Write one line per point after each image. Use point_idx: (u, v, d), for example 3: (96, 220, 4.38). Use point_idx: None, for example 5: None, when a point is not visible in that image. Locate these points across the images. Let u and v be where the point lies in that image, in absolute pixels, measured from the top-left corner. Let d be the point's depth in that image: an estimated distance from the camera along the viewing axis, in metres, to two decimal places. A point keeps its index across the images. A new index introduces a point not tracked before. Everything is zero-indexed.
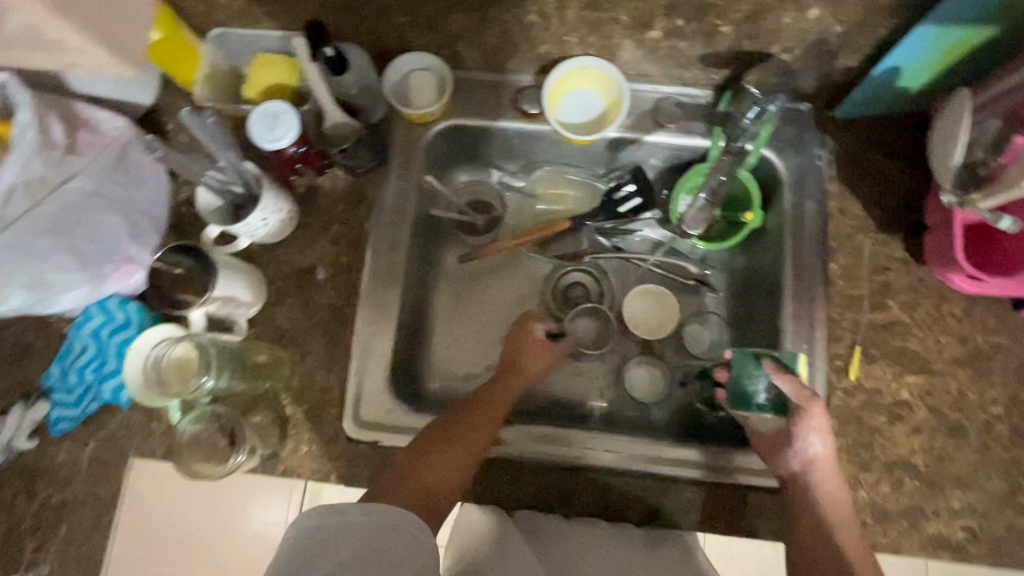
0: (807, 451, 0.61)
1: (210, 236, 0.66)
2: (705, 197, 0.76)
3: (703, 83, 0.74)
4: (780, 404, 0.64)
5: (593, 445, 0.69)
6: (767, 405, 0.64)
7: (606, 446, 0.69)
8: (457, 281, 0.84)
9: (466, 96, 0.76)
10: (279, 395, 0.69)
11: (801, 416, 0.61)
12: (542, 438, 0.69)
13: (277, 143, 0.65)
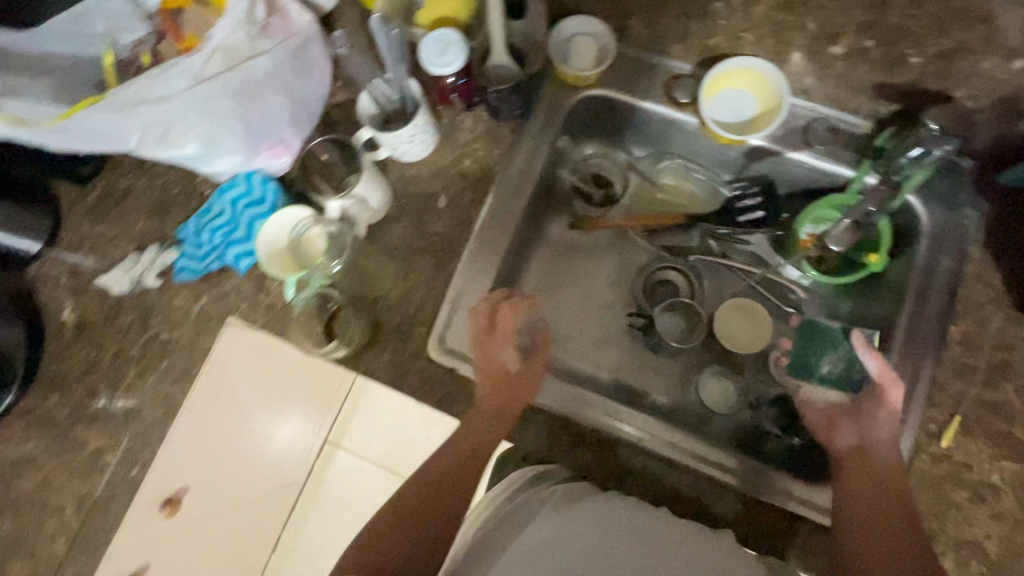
0: (869, 427, 0.64)
1: (360, 138, 0.70)
2: (850, 221, 0.71)
3: (865, 113, 0.71)
4: (840, 382, 0.71)
5: (625, 417, 0.70)
6: (827, 380, 0.72)
7: (636, 421, 0.69)
8: (557, 248, 0.86)
9: (622, 69, 0.76)
10: (377, 301, 0.73)
11: (879, 397, 0.64)
12: (573, 399, 0.71)
13: (443, 69, 0.68)
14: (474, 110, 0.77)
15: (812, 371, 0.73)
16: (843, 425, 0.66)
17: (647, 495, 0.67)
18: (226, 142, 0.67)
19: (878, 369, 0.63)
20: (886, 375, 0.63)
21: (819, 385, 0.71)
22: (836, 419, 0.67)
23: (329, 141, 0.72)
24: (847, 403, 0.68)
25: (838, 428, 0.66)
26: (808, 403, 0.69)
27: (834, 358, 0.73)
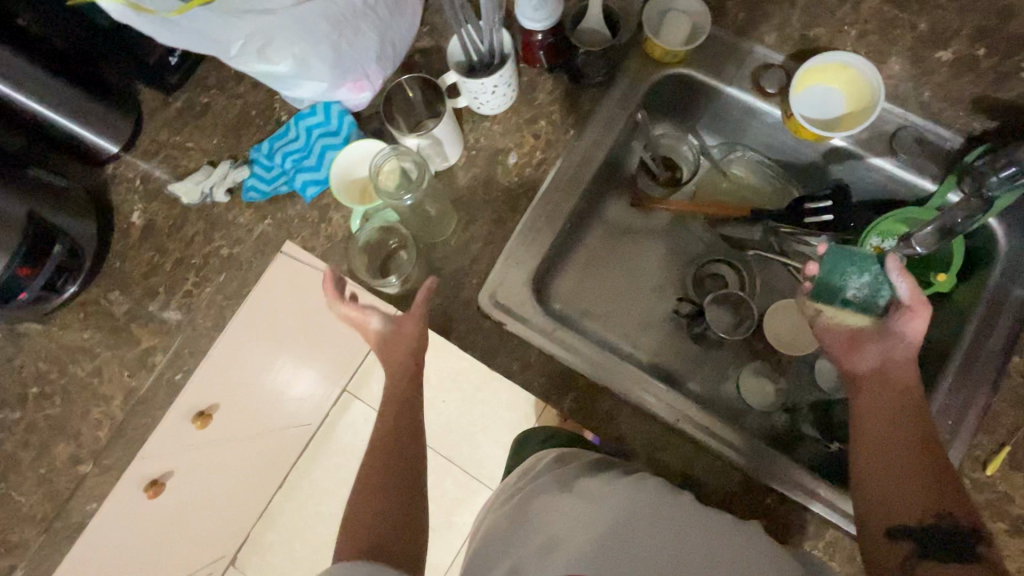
0: (891, 346, 0.65)
1: (445, 82, 0.70)
2: (933, 230, 0.67)
3: (958, 127, 0.69)
4: (867, 304, 0.68)
5: (645, 387, 0.70)
6: (853, 304, 0.68)
7: (653, 392, 0.70)
8: (613, 226, 0.86)
9: (712, 51, 0.75)
10: (435, 247, 0.74)
11: (905, 313, 0.64)
12: (592, 360, 0.71)
13: (534, 24, 0.68)
14: (556, 73, 0.77)
15: (837, 296, 0.69)
16: (866, 346, 0.66)
17: (675, 475, 0.67)
18: (316, 66, 0.68)
19: (909, 292, 0.63)
20: (916, 298, 0.63)
21: (842, 310, 0.68)
22: (858, 344, 0.66)
23: (417, 78, 0.72)
24: (869, 327, 0.67)
25: (859, 350, 0.66)
26: (827, 330, 0.69)
27: (861, 282, 0.68)
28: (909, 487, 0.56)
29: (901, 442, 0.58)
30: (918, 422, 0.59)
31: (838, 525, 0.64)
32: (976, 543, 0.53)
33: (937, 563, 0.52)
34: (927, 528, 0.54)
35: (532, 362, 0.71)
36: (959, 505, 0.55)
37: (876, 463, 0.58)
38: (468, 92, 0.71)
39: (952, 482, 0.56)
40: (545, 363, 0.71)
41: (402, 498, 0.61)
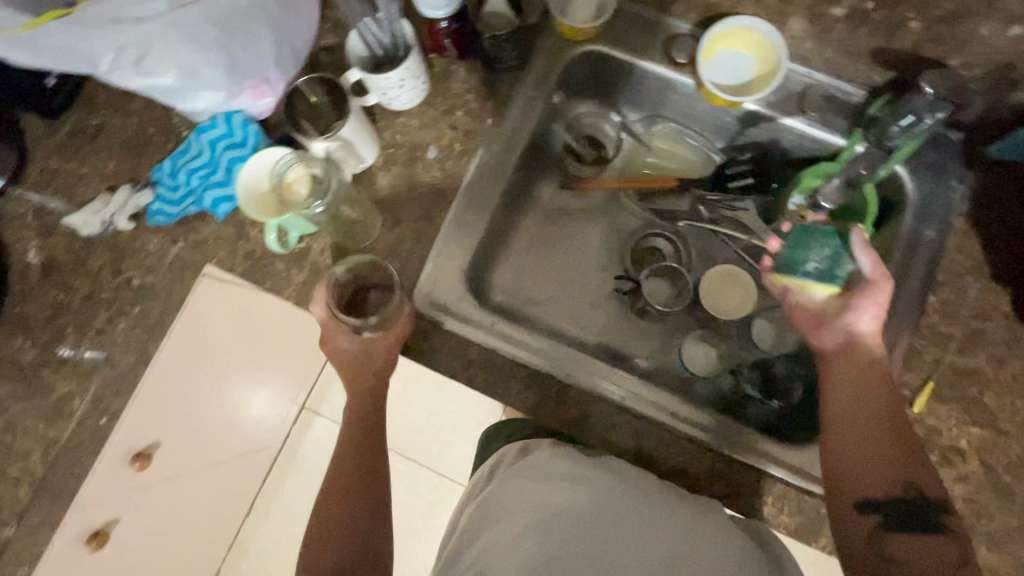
0: (857, 328, 0.64)
1: (348, 79, 0.66)
2: (840, 181, 0.72)
3: (861, 82, 0.71)
4: (828, 276, 0.66)
5: (606, 377, 0.70)
6: (814, 275, 0.67)
7: (617, 382, 0.69)
8: (545, 212, 0.85)
9: (620, 25, 0.75)
10: (361, 251, 0.71)
11: (869, 289, 0.63)
12: (555, 357, 0.70)
13: (435, 12, 0.66)
14: (468, 59, 0.75)
15: (798, 268, 0.68)
16: (830, 323, 0.66)
17: (627, 454, 0.67)
18: (208, 75, 0.64)
19: (871, 265, 0.63)
20: (878, 271, 0.63)
21: (805, 280, 0.67)
22: (823, 322, 0.67)
23: (317, 78, 0.67)
24: (833, 304, 0.67)
25: (825, 328, 0.67)
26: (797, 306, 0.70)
27: (822, 256, 0.67)
28: (879, 463, 0.59)
29: (873, 420, 0.61)
30: (889, 399, 0.61)
31: (787, 481, 0.66)
32: (938, 514, 0.57)
33: (902, 533, 0.57)
34: (894, 500, 0.58)
35: (475, 359, 0.69)
36: (924, 478, 0.58)
37: (851, 443, 0.60)
38: (375, 87, 0.68)
39: (919, 456, 0.59)
40: (488, 359, 0.69)
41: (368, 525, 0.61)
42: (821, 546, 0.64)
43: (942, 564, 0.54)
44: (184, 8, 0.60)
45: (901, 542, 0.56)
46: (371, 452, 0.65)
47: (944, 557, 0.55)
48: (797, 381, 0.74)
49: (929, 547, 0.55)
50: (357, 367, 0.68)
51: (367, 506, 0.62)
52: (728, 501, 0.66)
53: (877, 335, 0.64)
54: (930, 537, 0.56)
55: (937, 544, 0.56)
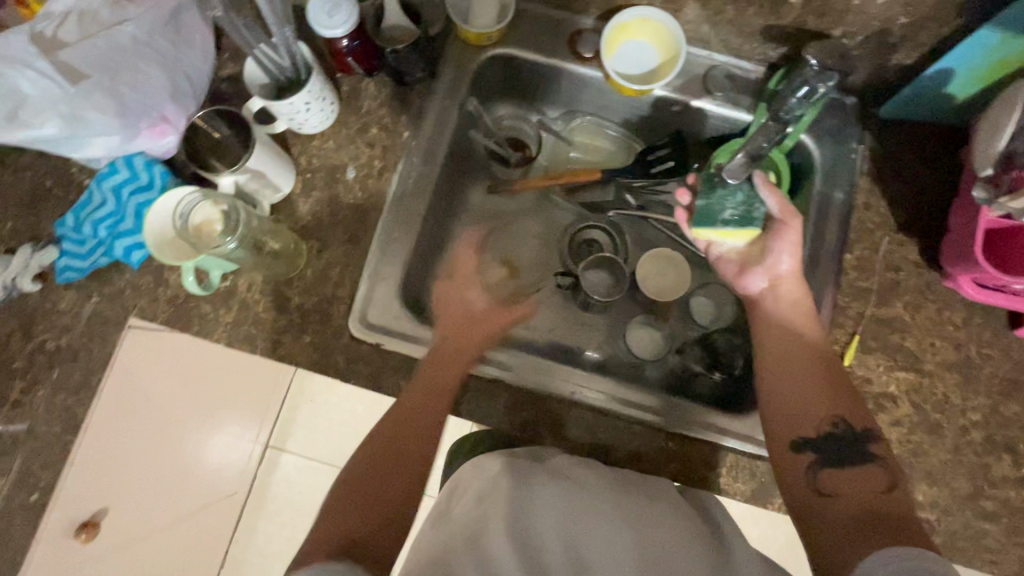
0: (775, 268, 0.70)
1: (252, 108, 0.66)
2: (742, 155, 0.68)
3: (758, 59, 0.75)
4: (744, 220, 0.69)
5: (579, 382, 0.71)
6: (732, 222, 0.69)
7: (593, 386, 0.70)
8: (478, 217, 0.85)
9: (523, 27, 0.75)
10: (289, 282, 0.69)
11: (780, 229, 0.69)
12: (535, 367, 0.71)
13: (332, 31, 0.65)
14: (375, 75, 0.74)
15: (717, 219, 0.70)
16: (753, 270, 0.71)
17: (584, 448, 0.68)
18: (92, 119, 0.61)
19: (777, 204, 0.68)
20: (784, 209, 0.68)
21: (726, 229, 0.69)
22: (746, 268, 0.72)
23: (213, 112, 0.66)
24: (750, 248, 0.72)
25: (747, 274, 0.72)
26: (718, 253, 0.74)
27: (736, 202, 0.70)
28: (809, 398, 0.62)
29: (801, 357, 0.65)
30: (813, 335, 0.66)
31: (736, 449, 0.68)
32: (869, 445, 0.58)
33: (834, 467, 0.58)
34: (825, 434, 0.59)
35: None
36: (854, 412, 0.60)
37: (783, 382, 0.64)
38: (282, 113, 0.66)
39: (849, 391, 0.62)
40: None
41: (381, 500, 0.54)
42: (777, 508, 0.66)
43: (871, 492, 0.55)
44: (55, 55, 0.60)
45: (836, 478, 0.57)
46: (396, 448, 0.58)
47: (872, 485, 0.56)
48: (739, 355, 0.75)
49: (860, 478, 0.56)
50: (464, 329, 0.70)
51: (385, 494, 0.55)
52: (683, 479, 0.67)
53: (797, 272, 0.69)
54: (861, 468, 0.57)
55: (868, 475, 0.57)
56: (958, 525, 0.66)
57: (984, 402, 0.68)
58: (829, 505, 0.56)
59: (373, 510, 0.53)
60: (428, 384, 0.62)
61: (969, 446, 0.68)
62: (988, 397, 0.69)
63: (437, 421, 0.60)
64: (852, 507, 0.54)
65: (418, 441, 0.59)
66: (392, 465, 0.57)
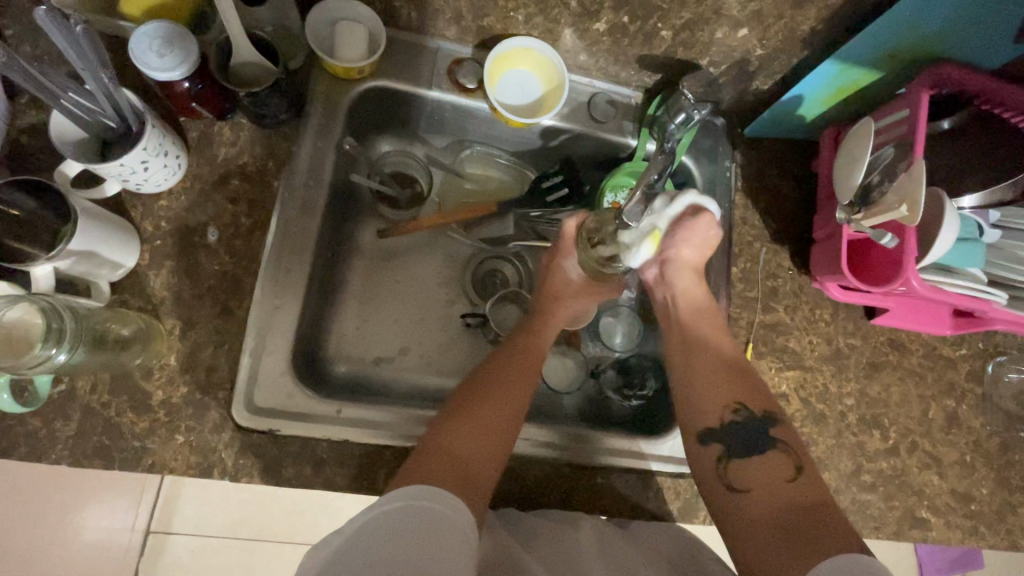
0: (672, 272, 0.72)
1: (65, 173, 0.53)
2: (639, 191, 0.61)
3: (635, 85, 0.76)
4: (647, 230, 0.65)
5: None
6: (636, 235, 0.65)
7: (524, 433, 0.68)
8: (371, 259, 0.78)
9: (397, 57, 0.70)
10: (148, 374, 0.57)
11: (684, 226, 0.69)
12: None
13: (166, 73, 0.55)
14: (228, 118, 0.64)
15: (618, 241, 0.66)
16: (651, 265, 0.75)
17: (517, 499, 0.66)
18: None
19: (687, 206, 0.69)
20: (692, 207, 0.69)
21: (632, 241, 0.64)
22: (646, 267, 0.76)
23: (8, 183, 0.51)
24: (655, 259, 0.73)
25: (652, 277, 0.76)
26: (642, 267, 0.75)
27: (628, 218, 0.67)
28: (712, 387, 0.64)
29: (700, 345, 0.67)
30: (717, 334, 0.68)
31: (665, 470, 0.70)
32: (769, 431, 0.60)
33: (742, 457, 0.59)
34: (729, 424, 0.61)
35: (328, 456, 0.60)
36: (752, 397, 0.62)
37: (692, 365, 0.66)
38: (108, 175, 0.55)
39: (749, 377, 0.64)
40: (342, 453, 0.61)
41: (495, 424, 0.58)
42: (702, 520, 0.69)
43: (781, 481, 0.56)
44: None
45: (743, 466, 0.58)
46: (499, 373, 0.63)
47: (780, 474, 0.57)
48: (650, 372, 0.78)
49: (769, 466, 0.57)
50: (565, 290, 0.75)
51: (482, 429, 0.57)
52: (617, 512, 0.67)
53: (691, 263, 0.72)
54: (766, 455, 0.58)
55: (774, 462, 0.58)
56: (847, 501, 0.74)
57: (854, 387, 0.77)
58: (746, 500, 0.56)
59: (474, 438, 0.56)
60: (514, 347, 0.67)
61: (848, 427, 0.76)
62: (857, 382, 0.77)
63: (534, 365, 0.65)
64: (769, 502, 0.55)
65: (511, 383, 0.62)
66: (492, 405, 0.59)
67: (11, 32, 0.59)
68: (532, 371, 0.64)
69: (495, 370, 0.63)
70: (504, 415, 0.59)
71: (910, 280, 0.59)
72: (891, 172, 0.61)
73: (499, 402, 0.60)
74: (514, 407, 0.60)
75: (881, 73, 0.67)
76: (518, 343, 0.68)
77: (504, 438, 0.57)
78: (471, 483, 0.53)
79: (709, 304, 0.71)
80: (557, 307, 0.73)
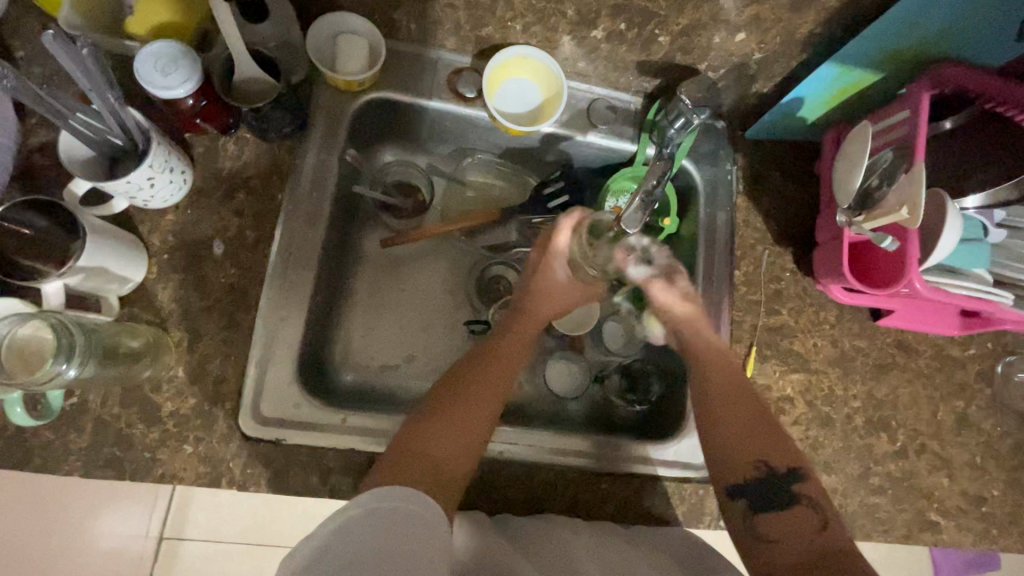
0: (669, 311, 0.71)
1: (75, 192, 0.55)
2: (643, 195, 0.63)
3: (634, 90, 0.76)
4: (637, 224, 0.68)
5: (510, 439, 0.68)
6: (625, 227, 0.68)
7: (522, 440, 0.68)
8: (375, 267, 0.78)
9: (397, 69, 0.71)
10: (157, 386, 0.58)
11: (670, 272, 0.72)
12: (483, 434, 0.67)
13: (171, 91, 0.56)
14: (233, 133, 0.65)
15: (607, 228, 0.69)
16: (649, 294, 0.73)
17: (520, 503, 0.66)
18: None
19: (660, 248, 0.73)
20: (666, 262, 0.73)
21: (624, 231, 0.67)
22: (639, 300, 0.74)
23: (19, 203, 0.52)
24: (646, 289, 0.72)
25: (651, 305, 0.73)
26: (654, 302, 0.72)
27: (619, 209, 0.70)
28: (734, 437, 0.60)
29: (720, 390, 0.63)
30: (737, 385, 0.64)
31: (671, 476, 0.70)
32: (795, 484, 0.57)
33: (768, 510, 0.56)
34: (754, 479, 0.58)
35: (334, 465, 0.61)
36: (777, 452, 0.59)
37: (714, 417, 0.62)
38: (116, 193, 0.56)
39: (767, 420, 0.61)
40: (348, 462, 0.61)
41: (474, 423, 0.57)
42: (708, 524, 0.68)
43: (809, 533, 0.54)
44: None
45: (768, 517, 0.56)
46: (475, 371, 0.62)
47: (807, 527, 0.54)
48: (654, 379, 0.78)
49: (794, 519, 0.55)
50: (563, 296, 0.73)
51: (461, 430, 0.56)
52: (621, 516, 0.67)
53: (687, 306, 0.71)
54: (794, 510, 0.56)
55: (800, 513, 0.55)
56: (856, 505, 0.73)
57: (861, 389, 0.77)
58: (774, 553, 0.54)
59: (451, 438, 0.55)
60: (491, 347, 0.65)
61: (856, 430, 0.75)
62: (864, 384, 0.77)
63: (513, 360, 0.65)
64: (795, 557, 0.52)
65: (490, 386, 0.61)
66: (466, 406, 0.58)
67: (23, 54, 0.61)
68: (511, 373, 0.63)
69: (469, 374, 0.61)
70: (481, 415, 0.58)
71: (913, 283, 0.59)
72: (891, 176, 0.62)
73: (477, 405, 0.58)
74: (489, 409, 0.59)
75: (883, 74, 0.66)
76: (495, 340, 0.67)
77: (479, 440, 0.56)
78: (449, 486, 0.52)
79: (692, 317, 0.71)
80: (539, 304, 0.71)
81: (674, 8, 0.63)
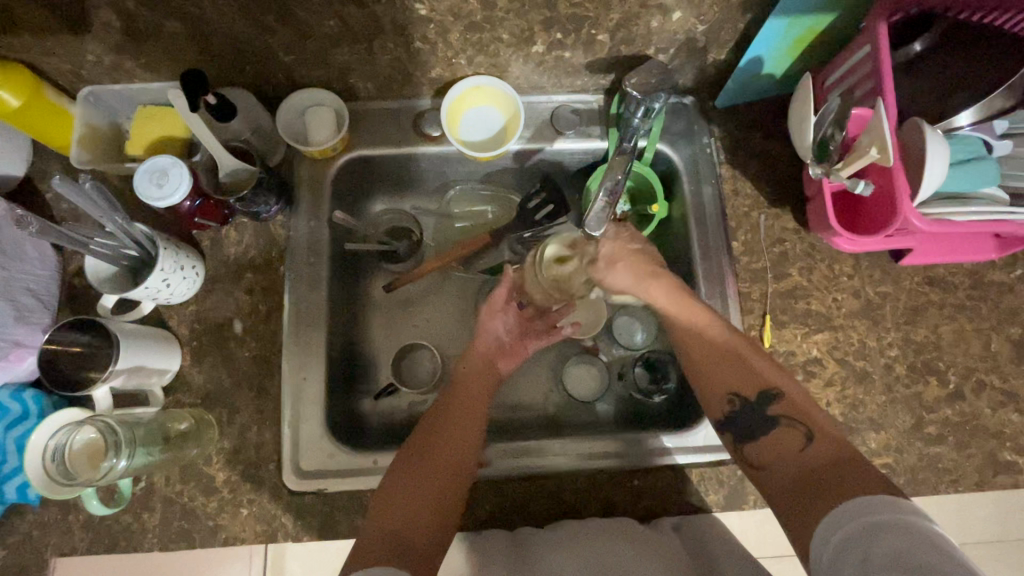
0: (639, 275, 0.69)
1: (106, 306, 0.64)
2: (604, 198, 0.69)
3: (592, 89, 0.77)
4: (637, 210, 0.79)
5: (558, 450, 0.70)
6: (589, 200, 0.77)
7: (567, 449, 0.70)
8: (386, 310, 0.83)
9: (364, 127, 0.76)
10: (209, 460, 0.65)
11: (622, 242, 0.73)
12: (517, 453, 0.69)
13: (166, 199, 0.62)
14: (232, 221, 0.72)
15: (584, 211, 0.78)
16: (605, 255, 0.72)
17: (556, 510, 0.68)
18: None
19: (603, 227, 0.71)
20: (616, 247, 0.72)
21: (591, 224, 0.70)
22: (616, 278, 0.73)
23: (61, 326, 0.61)
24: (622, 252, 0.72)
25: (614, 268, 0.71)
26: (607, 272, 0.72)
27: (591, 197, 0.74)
28: (711, 372, 0.62)
29: (709, 342, 0.63)
30: (722, 333, 0.63)
31: (698, 463, 0.69)
32: (769, 408, 0.58)
33: (756, 439, 0.58)
34: (731, 413, 0.60)
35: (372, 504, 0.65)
36: (748, 382, 0.60)
37: (693, 361, 0.64)
38: (141, 298, 0.64)
39: (746, 358, 0.62)
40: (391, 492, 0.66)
41: (430, 480, 0.60)
42: (753, 504, 0.67)
43: (793, 452, 0.55)
44: None
45: (760, 447, 0.58)
46: (438, 422, 0.64)
47: (792, 448, 0.56)
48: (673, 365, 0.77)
49: (781, 441, 0.57)
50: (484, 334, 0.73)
51: (418, 486, 0.59)
52: (660, 512, 0.67)
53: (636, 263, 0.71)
54: (775, 433, 0.57)
55: (784, 433, 0.57)
56: (914, 459, 0.69)
57: (896, 336, 0.72)
58: (769, 476, 0.56)
59: (406, 499, 0.58)
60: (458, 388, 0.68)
61: (898, 380, 0.71)
62: (898, 330, 0.73)
63: (478, 406, 0.66)
64: (789, 473, 0.54)
65: (446, 460, 0.61)
66: (415, 486, 0.59)
67: (49, 195, 0.71)
68: (472, 428, 0.64)
69: (438, 428, 0.63)
70: (441, 472, 0.60)
71: (910, 220, 0.56)
72: (840, 121, 0.62)
73: (438, 474, 0.60)
74: (452, 461, 0.61)
75: (836, 15, 0.64)
76: (431, 429, 0.63)
77: (451, 505, 0.59)
78: (410, 539, 0.55)
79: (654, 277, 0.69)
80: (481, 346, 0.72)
81: (602, 7, 0.63)
